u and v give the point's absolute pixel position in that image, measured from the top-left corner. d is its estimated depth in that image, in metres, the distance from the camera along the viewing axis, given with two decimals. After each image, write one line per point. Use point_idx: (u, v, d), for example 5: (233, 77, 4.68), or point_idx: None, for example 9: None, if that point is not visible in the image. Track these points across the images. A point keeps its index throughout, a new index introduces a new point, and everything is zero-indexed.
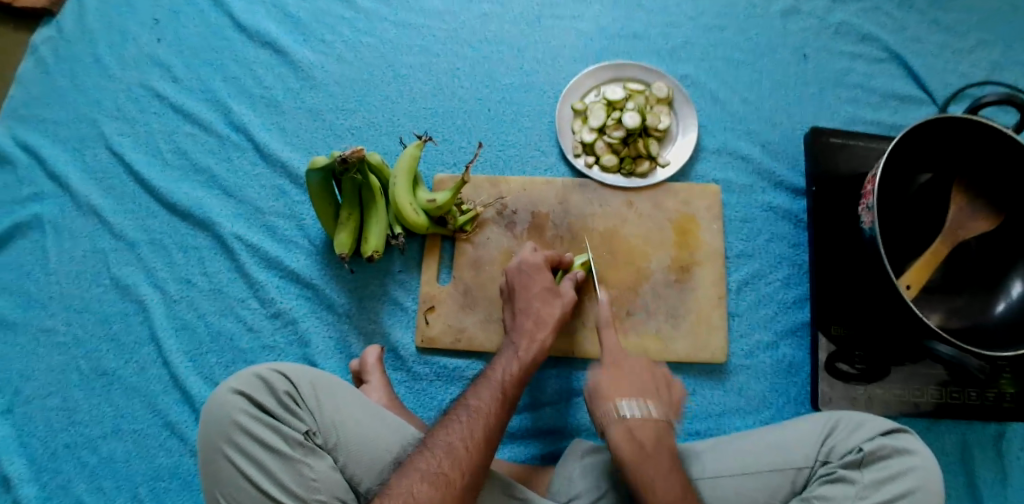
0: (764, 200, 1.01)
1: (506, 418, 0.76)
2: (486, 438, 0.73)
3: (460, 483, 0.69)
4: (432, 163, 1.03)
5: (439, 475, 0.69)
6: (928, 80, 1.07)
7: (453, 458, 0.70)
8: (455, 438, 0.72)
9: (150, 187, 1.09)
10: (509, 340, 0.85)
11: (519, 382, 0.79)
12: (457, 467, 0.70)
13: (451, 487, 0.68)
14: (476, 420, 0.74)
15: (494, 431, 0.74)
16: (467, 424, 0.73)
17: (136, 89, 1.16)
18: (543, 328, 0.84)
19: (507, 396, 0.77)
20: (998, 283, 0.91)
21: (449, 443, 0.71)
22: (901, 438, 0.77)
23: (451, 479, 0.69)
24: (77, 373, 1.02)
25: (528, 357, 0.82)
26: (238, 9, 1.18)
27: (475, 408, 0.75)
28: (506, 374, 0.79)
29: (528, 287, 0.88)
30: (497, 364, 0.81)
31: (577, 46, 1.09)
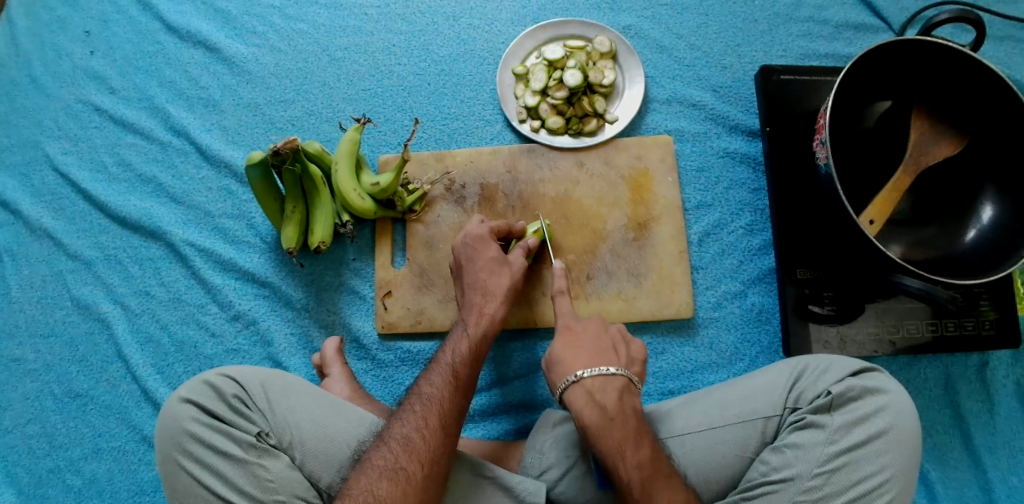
0: (719, 146, 0.98)
1: (464, 402, 0.74)
2: (442, 423, 0.71)
3: (419, 476, 0.68)
4: (375, 145, 1.01)
5: (397, 470, 0.68)
6: (883, 5, 1.03)
7: (410, 450, 0.69)
8: (410, 430, 0.71)
9: (99, 204, 1.05)
10: (461, 320, 0.82)
11: (472, 360, 0.77)
12: (415, 459, 0.69)
13: (411, 481, 0.67)
14: (430, 407, 0.72)
15: (450, 418, 0.72)
16: (420, 417, 0.72)
17: (75, 106, 1.09)
18: (491, 301, 0.82)
19: (459, 379, 0.75)
20: (968, 210, 0.89)
21: (405, 436, 0.70)
22: (871, 378, 0.75)
23: (410, 473, 0.68)
24: (50, 399, 1.01)
25: (478, 333, 0.79)
26: (167, 10, 1.10)
27: (427, 397, 0.73)
28: (456, 355, 0.77)
29: (473, 260, 0.85)
30: (448, 345, 0.79)
31: (515, 8, 1.05)
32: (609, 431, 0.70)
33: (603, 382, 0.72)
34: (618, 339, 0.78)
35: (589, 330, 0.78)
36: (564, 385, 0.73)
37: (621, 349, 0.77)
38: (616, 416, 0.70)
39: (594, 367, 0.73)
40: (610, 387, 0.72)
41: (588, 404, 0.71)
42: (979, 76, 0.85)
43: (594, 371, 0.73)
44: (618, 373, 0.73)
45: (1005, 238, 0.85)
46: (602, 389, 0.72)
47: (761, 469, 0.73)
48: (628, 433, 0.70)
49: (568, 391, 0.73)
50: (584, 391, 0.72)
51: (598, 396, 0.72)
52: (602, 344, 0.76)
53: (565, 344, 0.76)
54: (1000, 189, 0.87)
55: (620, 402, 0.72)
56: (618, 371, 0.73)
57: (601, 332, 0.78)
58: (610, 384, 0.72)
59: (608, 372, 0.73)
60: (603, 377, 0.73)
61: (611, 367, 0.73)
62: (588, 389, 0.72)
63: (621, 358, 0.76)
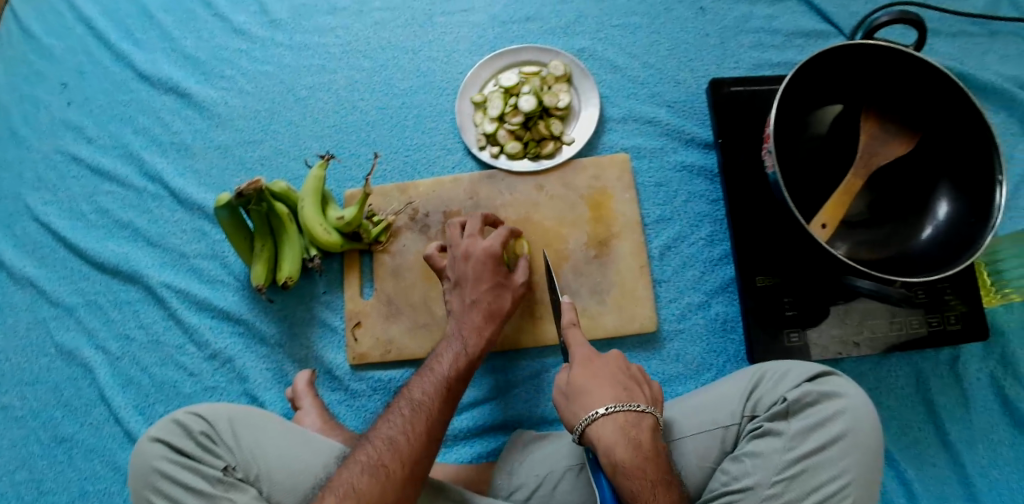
0: (676, 160, 0.99)
1: (449, 410, 0.76)
2: (428, 426, 0.73)
3: (399, 474, 0.69)
4: (340, 180, 1.03)
5: (379, 467, 0.69)
6: (832, 11, 1.05)
7: (394, 449, 0.70)
8: (396, 431, 0.72)
9: (78, 251, 1.08)
10: (448, 338, 0.84)
11: (463, 376, 0.80)
12: (399, 459, 0.70)
13: (390, 478, 0.68)
14: (418, 411, 0.74)
15: (435, 422, 0.74)
16: (407, 419, 0.73)
17: (54, 156, 1.13)
18: (488, 322, 0.85)
19: (450, 390, 0.77)
20: (924, 208, 0.89)
21: (391, 437, 0.72)
22: (828, 382, 0.75)
23: (391, 472, 0.69)
24: (37, 444, 1.03)
25: (473, 351, 0.82)
26: (139, 59, 1.14)
27: (418, 403, 0.75)
28: (450, 367, 0.80)
29: (466, 275, 0.86)
30: (443, 356, 0.81)
31: (471, 38, 1.07)
32: (643, 469, 0.67)
33: (636, 418, 0.70)
34: (639, 377, 0.76)
35: (610, 363, 0.76)
36: (589, 419, 0.70)
37: (645, 387, 0.75)
38: (651, 454, 0.68)
39: (624, 403, 0.71)
40: (643, 424, 0.70)
41: (623, 441, 0.68)
42: (923, 75, 0.86)
43: (626, 407, 0.71)
44: (649, 411, 0.71)
45: (959, 233, 0.85)
46: (635, 425, 0.70)
47: (722, 479, 0.74)
48: (659, 473, 0.68)
49: (596, 425, 0.69)
50: (616, 427, 0.69)
51: (631, 432, 0.69)
52: (626, 379, 0.75)
53: (589, 378, 0.74)
54: (953, 183, 0.88)
55: (652, 441, 0.70)
56: (648, 408, 0.72)
57: (621, 365, 0.76)
58: (644, 422, 0.71)
59: (640, 409, 0.71)
60: (636, 414, 0.70)
61: (641, 404, 0.72)
62: (620, 425, 0.69)
63: (647, 393, 0.74)
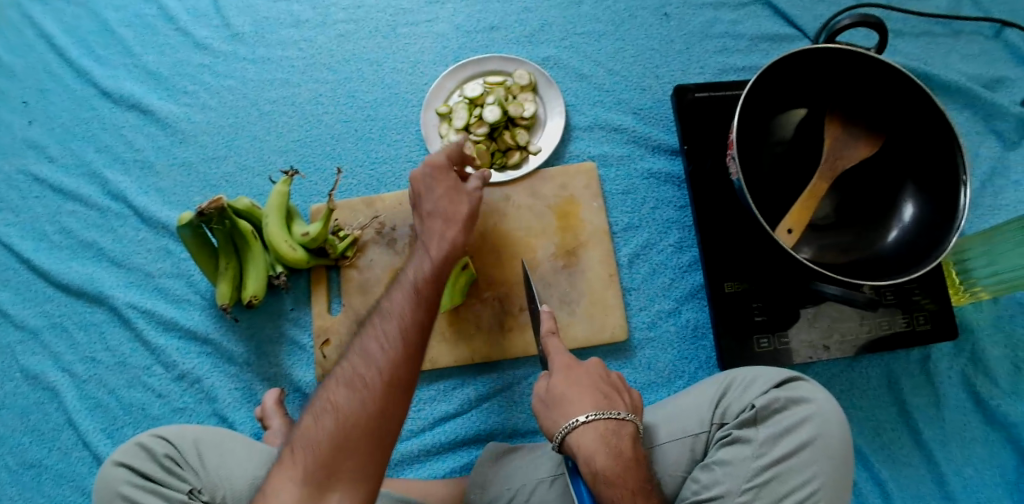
0: (643, 168, 0.99)
1: (427, 312, 0.73)
2: (404, 334, 0.70)
3: (377, 383, 0.67)
4: (305, 195, 1.02)
5: (355, 378, 0.68)
6: (795, 14, 1.05)
7: (368, 360, 0.69)
8: (371, 343, 0.70)
9: (42, 273, 1.06)
10: (421, 239, 0.80)
11: (434, 273, 0.76)
12: (374, 368, 0.68)
13: (368, 388, 0.67)
14: (389, 320, 0.71)
15: (411, 331, 0.71)
16: (382, 327, 0.71)
17: (16, 176, 1.11)
18: (452, 226, 0.80)
19: (422, 292, 0.74)
20: (891, 210, 0.89)
21: (366, 348, 0.70)
22: (796, 387, 0.74)
23: (368, 381, 0.67)
24: (5, 470, 1.01)
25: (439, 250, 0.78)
26: (101, 76, 1.12)
27: (389, 311, 0.72)
28: (419, 269, 0.76)
29: (432, 190, 0.82)
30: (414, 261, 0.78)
31: (435, 49, 1.07)
32: (626, 475, 0.67)
33: (618, 426, 0.70)
34: (619, 385, 0.76)
35: (591, 371, 0.75)
36: (570, 427, 0.70)
37: (624, 395, 0.75)
38: (631, 462, 0.68)
39: (603, 410, 0.71)
40: (624, 432, 0.70)
41: (603, 448, 0.68)
42: (887, 77, 0.86)
43: (606, 415, 0.70)
44: (630, 418, 0.72)
45: (925, 235, 0.85)
46: (616, 433, 0.70)
47: (693, 488, 0.73)
48: (639, 480, 0.68)
49: (575, 433, 0.69)
50: (597, 434, 0.69)
51: (613, 440, 0.69)
52: (606, 387, 0.75)
53: (568, 385, 0.73)
54: (918, 185, 0.88)
55: (632, 449, 0.70)
56: (628, 416, 0.72)
57: (602, 373, 0.76)
58: (624, 429, 0.71)
59: (621, 417, 0.71)
60: (616, 422, 0.70)
61: (623, 412, 0.72)
62: (601, 433, 0.69)
63: (627, 401, 0.75)
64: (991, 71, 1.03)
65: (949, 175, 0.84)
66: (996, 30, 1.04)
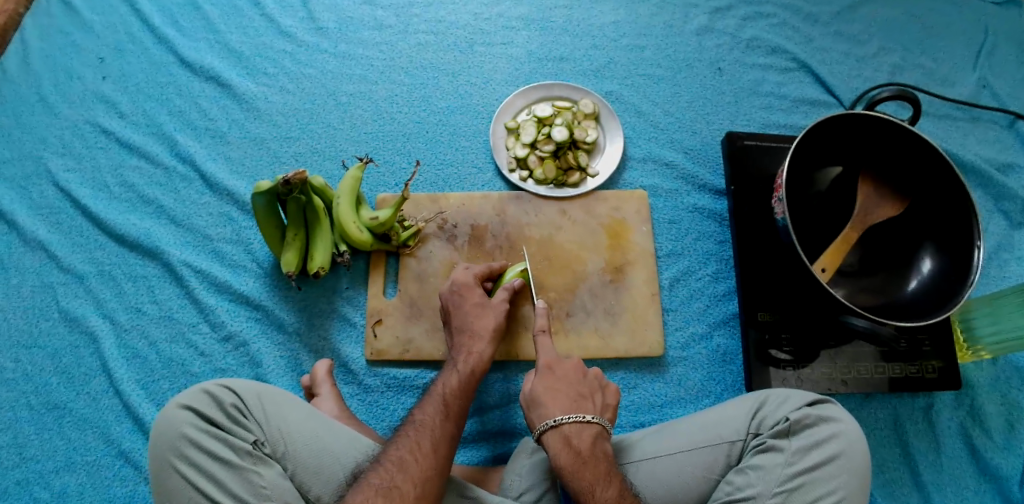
0: (689, 202, 1.08)
1: (454, 430, 0.82)
2: (449, 409, 0.83)
3: (412, 495, 0.73)
4: (373, 184, 1.08)
5: (392, 488, 0.73)
6: (834, 84, 1.17)
7: (403, 470, 0.75)
8: (425, 416, 0.82)
9: (99, 221, 1.07)
10: (451, 355, 0.91)
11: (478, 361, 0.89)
12: (409, 479, 0.74)
13: (403, 498, 0.72)
14: (423, 433, 0.79)
15: (442, 441, 0.79)
16: (431, 404, 0.83)
17: (82, 126, 1.14)
18: (479, 341, 0.91)
19: (450, 407, 0.83)
20: (910, 263, 0.98)
21: (421, 419, 0.81)
22: (825, 408, 0.82)
23: (423, 446, 0.78)
24: (27, 408, 0.97)
25: (480, 331, 0.92)
26: (182, 46, 1.18)
27: (437, 390, 0.86)
28: (465, 355, 0.90)
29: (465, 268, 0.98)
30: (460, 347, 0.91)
31: (509, 69, 1.16)
32: (582, 471, 0.76)
33: (580, 428, 0.80)
34: (595, 386, 0.86)
35: (569, 373, 0.86)
36: (546, 426, 0.80)
37: (596, 397, 0.85)
38: (587, 457, 0.77)
39: (572, 414, 0.81)
40: (585, 433, 0.80)
41: (564, 447, 0.78)
42: (915, 147, 0.97)
43: (573, 418, 0.80)
44: (593, 420, 0.81)
45: (941, 287, 0.94)
46: (578, 435, 0.79)
47: (726, 490, 0.79)
48: (599, 473, 0.76)
49: (546, 433, 0.80)
50: (560, 436, 0.79)
51: (574, 440, 0.79)
52: (580, 392, 0.84)
53: (545, 388, 0.84)
54: (936, 244, 0.97)
55: (593, 449, 0.79)
56: (593, 418, 0.81)
57: (580, 376, 0.86)
58: (585, 428, 0.80)
59: (584, 419, 0.80)
60: (580, 424, 0.80)
61: (588, 414, 0.81)
62: (565, 435, 0.79)
63: (597, 403, 0.84)
64: (1003, 157, 1.15)
65: (964, 237, 0.94)
66: (1010, 121, 1.17)
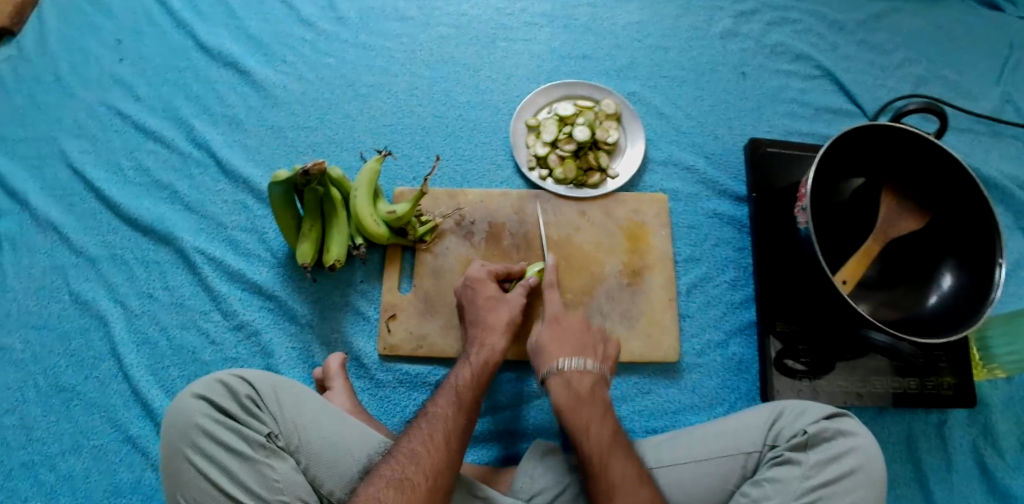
0: (709, 208, 1.07)
1: (468, 423, 0.80)
2: (463, 401, 0.81)
3: (424, 487, 0.72)
4: (391, 177, 1.07)
5: (403, 480, 0.72)
6: (858, 94, 1.16)
7: (415, 462, 0.74)
8: (439, 408, 0.80)
9: (112, 204, 1.06)
10: (465, 350, 0.89)
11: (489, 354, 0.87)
12: (421, 472, 0.73)
13: (415, 490, 0.71)
14: (436, 425, 0.78)
15: (454, 434, 0.78)
16: (445, 395, 0.82)
17: (98, 108, 1.13)
18: (493, 333, 0.89)
19: (462, 399, 0.81)
20: (930, 278, 0.97)
21: (434, 411, 0.80)
22: (843, 421, 0.81)
23: (436, 438, 0.76)
24: (34, 390, 0.97)
25: (495, 323, 0.90)
26: (201, 30, 1.17)
27: (452, 381, 0.84)
28: (480, 346, 0.88)
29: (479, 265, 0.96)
30: (475, 339, 0.89)
31: (531, 66, 1.15)
32: (579, 411, 0.80)
33: (581, 373, 0.84)
34: (599, 338, 0.90)
35: (574, 326, 0.89)
36: (549, 369, 0.85)
37: (600, 348, 0.88)
38: (586, 400, 0.82)
39: (575, 359, 0.85)
40: (584, 378, 0.84)
41: (564, 389, 0.83)
42: (939, 160, 0.96)
43: (575, 364, 0.84)
44: (594, 367, 0.85)
45: (962, 304, 0.93)
46: (579, 379, 0.83)
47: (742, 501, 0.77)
48: (596, 413, 0.81)
49: (549, 376, 0.84)
50: (562, 379, 0.83)
51: (574, 384, 0.83)
52: (584, 342, 0.88)
53: (551, 337, 0.88)
54: (957, 260, 0.96)
55: (591, 392, 0.83)
56: (593, 366, 0.85)
57: (585, 328, 0.90)
58: (585, 376, 0.84)
59: (585, 367, 0.85)
60: (582, 369, 0.84)
61: (589, 362, 0.85)
62: (567, 378, 0.83)
63: (600, 353, 0.88)
64: None
65: (986, 254, 0.93)
66: None
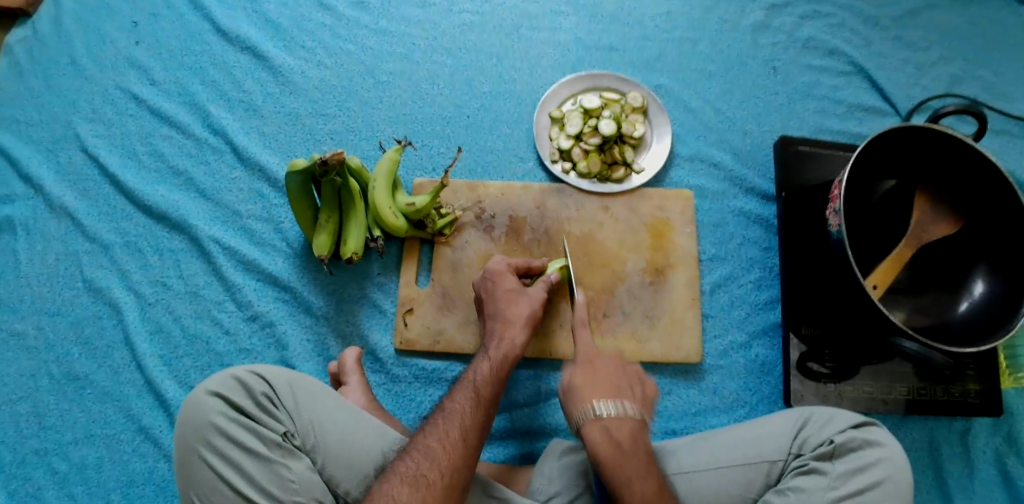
0: (735, 206, 1.04)
1: (485, 419, 0.77)
2: (481, 396, 0.78)
3: (440, 485, 0.69)
4: (410, 168, 1.05)
5: (419, 477, 0.69)
6: (892, 92, 1.12)
7: (431, 459, 0.71)
8: (456, 404, 0.77)
9: (126, 191, 1.04)
10: (483, 344, 0.86)
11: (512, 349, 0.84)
12: (436, 468, 0.70)
13: (430, 488, 0.69)
14: (452, 421, 0.75)
15: (471, 430, 0.74)
16: (462, 390, 0.79)
17: (113, 92, 1.10)
18: (512, 327, 0.86)
19: (480, 394, 0.78)
20: (960, 284, 0.95)
21: (450, 407, 0.77)
22: (871, 431, 0.79)
23: (451, 435, 0.73)
24: (47, 378, 0.96)
25: (518, 318, 0.87)
26: (219, 14, 1.14)
27: (471, 375, 0.81)
28: (501, 342, 0.84)
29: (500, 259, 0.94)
30: (496, 333, 0.86)
31: (555, 56, 1.12)
32: (621, 465, 0.72)
33: (620, 421, 0.75)
34: (635, 378, 0.80)
35: (609, 368, 0.80)
36: (587, 414, 0.75)
37: (636, 388, 0.79)
38: (628, 454, 0.73)
39: (613, 405, 0.75)
40: (625, 426, 0.75)
41: (606, 443, 0.73)
42: (973, 162, 0.91)
43: (614, 410, 0.75)
44: (634, 413, 0.76)
45: (994, 312, 0.90)
46: (619, 428, 0.74)
47: None
48: (638, 468, 0.72)
49: (584, 424, 0.75)
50: (601, 429, 0.74)
51: (615, 433, 0.74)
52: (619, 382, 0.79)
53: (584, 378, 0.78)
54: (989, 266, 0.93)
55: (633, 440, 0.74)
56: (635, 411, 0.76)
57: (620, 371, 0.80)
58: (626, 422, 0.75)
59: (625, 411, 0.75)
60: (620, 416, 0.75)
61: (628, 406, 0.76)
62: (607, 428, 0.74)
63: (637, 395, 0.79)
64: None
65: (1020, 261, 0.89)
66: None
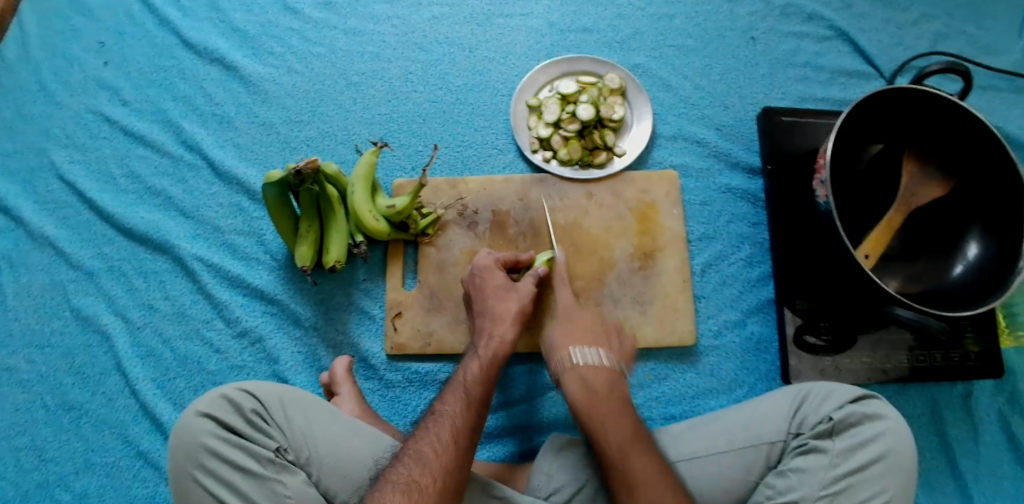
0: (721, 183, 1.02)
1: (476, 419, 0.76)
2: (471, 398, 0.77)
3: (432, 489, 0.68)
4: (389, 169, 1.03)
5: (411, 483, 0.68)
6: (875, 54, 1.10)
7: (422, 464, 0.70)
8: (446, 407, 0.76)
9: (105, 215, 1.02)
10: (472, 343, 0.85)
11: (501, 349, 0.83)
12: (428, 474, 0.69)
13: (423, 493, 0.68)
14: (442, 424, 0.73)
15: (461, 431, 0.73)
16: (453, 393, 0.78)
17: (84, 115, 1.08)
18: (501, 323, 0.85)
19: (471, 395, 0.77)
20: (954, 247, 0.92)
21: (441, 410, 0.76)
22: (870, 405, 0.77)
23: (443, 438, 0.72)
24: (43, 410, 0.95)
25: (507, 315, 0.86)
26: (184, 27, 1.11)
27: (461, 376, 0.80)
28: (490, 342, 0.83)
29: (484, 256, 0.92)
30: (485, 333, 0.85)
31: (528, 42, 1.09)
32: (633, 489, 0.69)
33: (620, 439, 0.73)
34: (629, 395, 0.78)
35: (585, 320, 0.87)
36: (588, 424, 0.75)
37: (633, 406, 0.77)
38: (603, 395, 0.77)
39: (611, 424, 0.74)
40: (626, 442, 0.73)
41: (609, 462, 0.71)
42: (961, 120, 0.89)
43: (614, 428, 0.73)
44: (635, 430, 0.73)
45: (990, 274, 0.88)
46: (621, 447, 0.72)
47: (766, 493, 0.76)
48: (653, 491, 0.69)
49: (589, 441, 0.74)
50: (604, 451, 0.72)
51: (590, 379, 0.79)
52: (616, 399, 0.77)
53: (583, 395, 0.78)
54: (983, 227, 0.91)
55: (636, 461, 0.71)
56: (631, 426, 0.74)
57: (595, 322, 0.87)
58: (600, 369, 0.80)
59: (600, 359, 0.81)
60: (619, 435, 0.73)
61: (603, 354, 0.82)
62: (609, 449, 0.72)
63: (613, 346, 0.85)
64: None
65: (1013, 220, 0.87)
66: None
